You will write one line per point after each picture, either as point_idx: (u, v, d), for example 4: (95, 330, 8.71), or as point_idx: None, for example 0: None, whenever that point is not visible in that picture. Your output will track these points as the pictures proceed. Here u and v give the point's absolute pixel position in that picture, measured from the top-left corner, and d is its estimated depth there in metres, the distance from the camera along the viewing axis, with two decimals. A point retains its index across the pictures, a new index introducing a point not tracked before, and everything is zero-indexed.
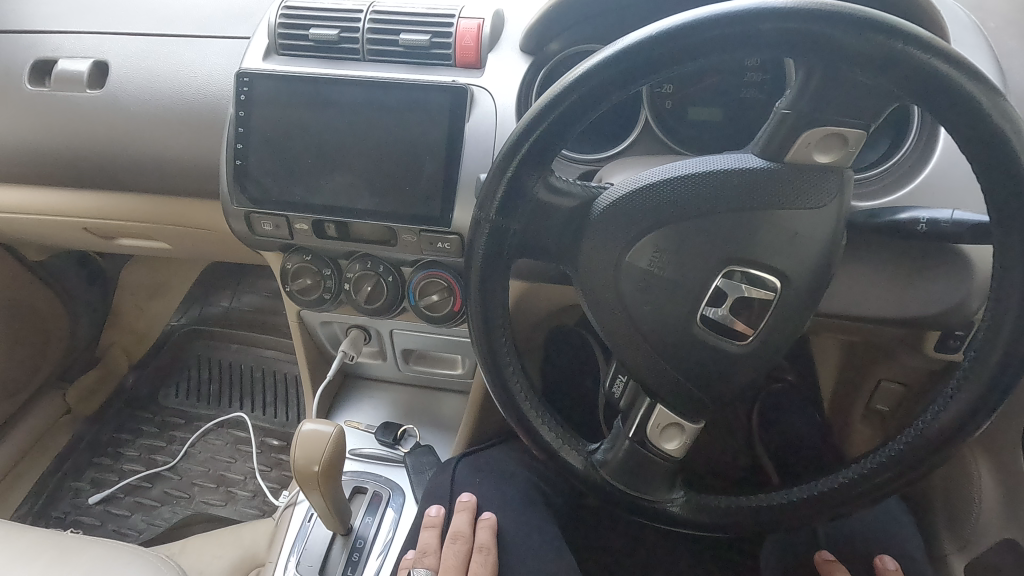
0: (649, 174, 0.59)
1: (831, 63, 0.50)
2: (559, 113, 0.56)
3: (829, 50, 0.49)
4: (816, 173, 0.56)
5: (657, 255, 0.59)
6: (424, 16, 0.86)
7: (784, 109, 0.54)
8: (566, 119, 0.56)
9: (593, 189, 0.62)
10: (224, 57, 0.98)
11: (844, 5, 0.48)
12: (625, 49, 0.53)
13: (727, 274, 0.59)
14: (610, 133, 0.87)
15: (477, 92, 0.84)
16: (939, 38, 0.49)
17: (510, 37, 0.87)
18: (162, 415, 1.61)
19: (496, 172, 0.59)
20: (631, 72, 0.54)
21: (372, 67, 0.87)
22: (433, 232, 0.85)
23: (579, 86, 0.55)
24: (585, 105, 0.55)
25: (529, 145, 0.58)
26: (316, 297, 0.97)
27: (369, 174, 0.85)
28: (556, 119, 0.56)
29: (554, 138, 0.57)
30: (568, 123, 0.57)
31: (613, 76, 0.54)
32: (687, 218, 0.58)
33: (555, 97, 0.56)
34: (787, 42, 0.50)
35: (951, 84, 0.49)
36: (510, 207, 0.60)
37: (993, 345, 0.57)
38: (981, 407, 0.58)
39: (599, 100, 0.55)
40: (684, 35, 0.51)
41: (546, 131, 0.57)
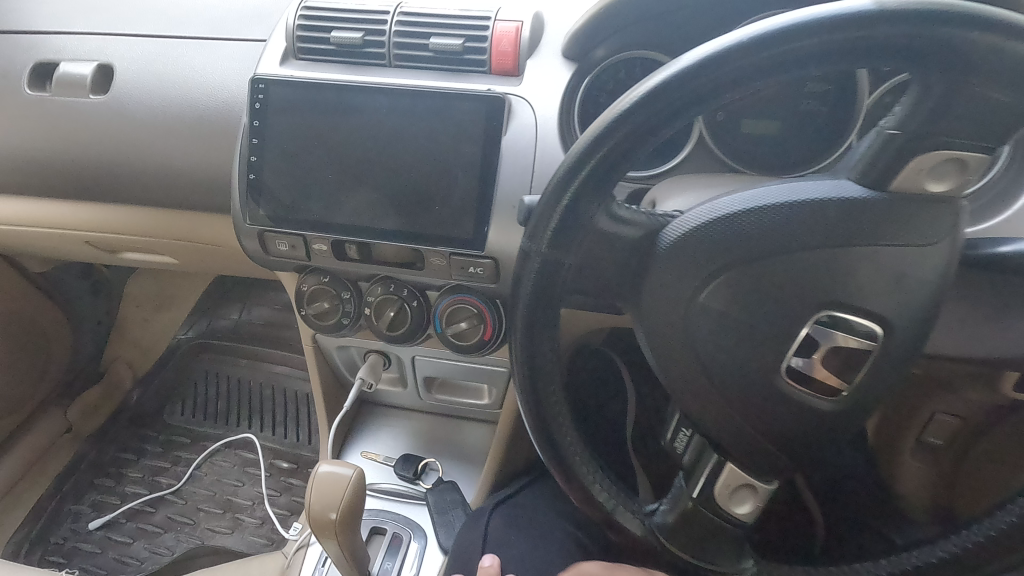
0: (724, 203, 0.50)
1: (955, 73, 0.42)
2: (627, 131, 0.48)
3: (966, 63, 0.41)
4: (927, 204, 0.47)
5: (731, 298, 0.51)
6: (457, 18, 0.78)
7: (891, 128, 0.45)
8: (635, 138, 0.48)
9: (661, 216, 0.53)
10: (238, 60, 0.91)
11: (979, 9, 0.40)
12: (710, 58, 0.45)
13: (818, 322, 0.50)
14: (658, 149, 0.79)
15: (515, 102, 0.76)
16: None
17: (551, 42, 0.79)
18: (168, 434, 1.54)
19: (549, 201, 0.51)
20: (716, 85, 0.45)
21: (398, 74, 0.79)
22: (465, 256, 0.77)
23: (650, 103, 0.47)
24: (659, 122, 0.47)
25: (590, 169, 0.49)
26: (335, 322, 0.89)
27: (396, 191, 0.78)
28: (623, 139, 0.48)
29: (619, 160, 0.49)
30: (637, 144, 0.48)
31: (693, 89, 0.46)
32: (773, 255, 0.49)
33: (622, 113, 0.48)
34: (905, 52, 0.42)
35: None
36: (565, 239, 0.52)
37: None
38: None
39: (675, 116, 0.47)
40: (783, 42, 0.43)
41: (611, 151, 0.49)
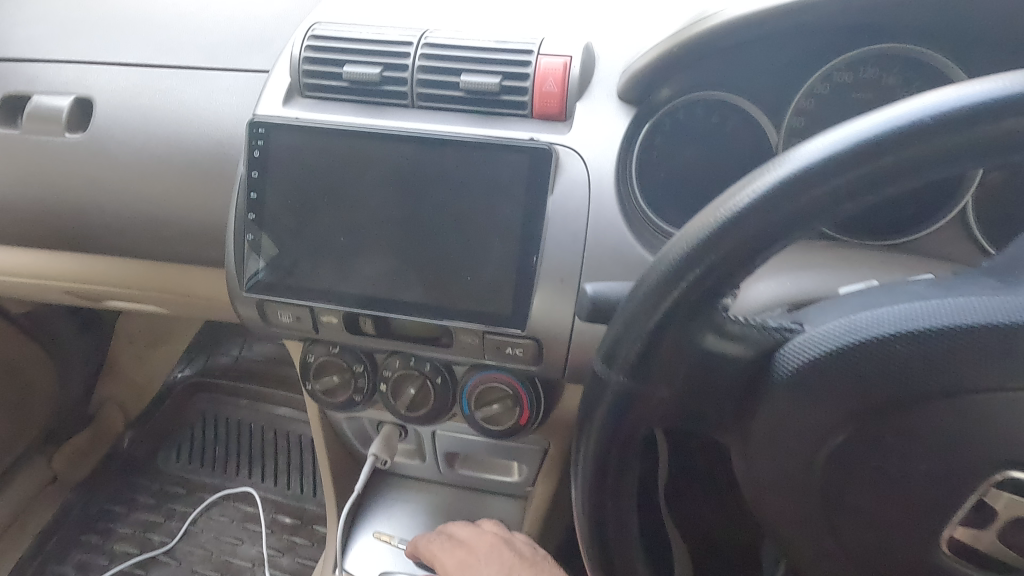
0: (864, 321, 0.38)
1: None
2: (747, 236, 0.35)
3: None
4: None
5: (866, 440, 0.40)
6: (492, 51, 0.66)
7: None
8: (756, 245, 0.35)
9: (776, 333, 0.41)
10: (235, 94, 0.79)
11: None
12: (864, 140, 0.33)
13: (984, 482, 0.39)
14: None
15: (564, 154, 0.63)
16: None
17: (604, 78, 0.66)
18: (162, 483, 1.43)
19: (630, 328, 0.39)
20: (875, 176, 0.33)
21: (423, 116, 0.67)
22: (501, 335, 0.65)
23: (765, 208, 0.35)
24: (791, 224, 0.35)
25: (692, 282, 0.37)
26: (346, 399, 0.77)
27: (420, 258, 0.65)
28: (740, 245, 0.36)
29: (733, 271, 0.36)
30: (759, 251, 0.36)
31: (842, 181, 0.33)
32: (933, 395, 0.38)
33: (739, 211, 0.35)
34: None
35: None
36: (652, 371, 0.40)
37: None
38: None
39: (805, 222, 0.35)
40: (971, 120, 0.31)
41: (722, 261, 0.36)
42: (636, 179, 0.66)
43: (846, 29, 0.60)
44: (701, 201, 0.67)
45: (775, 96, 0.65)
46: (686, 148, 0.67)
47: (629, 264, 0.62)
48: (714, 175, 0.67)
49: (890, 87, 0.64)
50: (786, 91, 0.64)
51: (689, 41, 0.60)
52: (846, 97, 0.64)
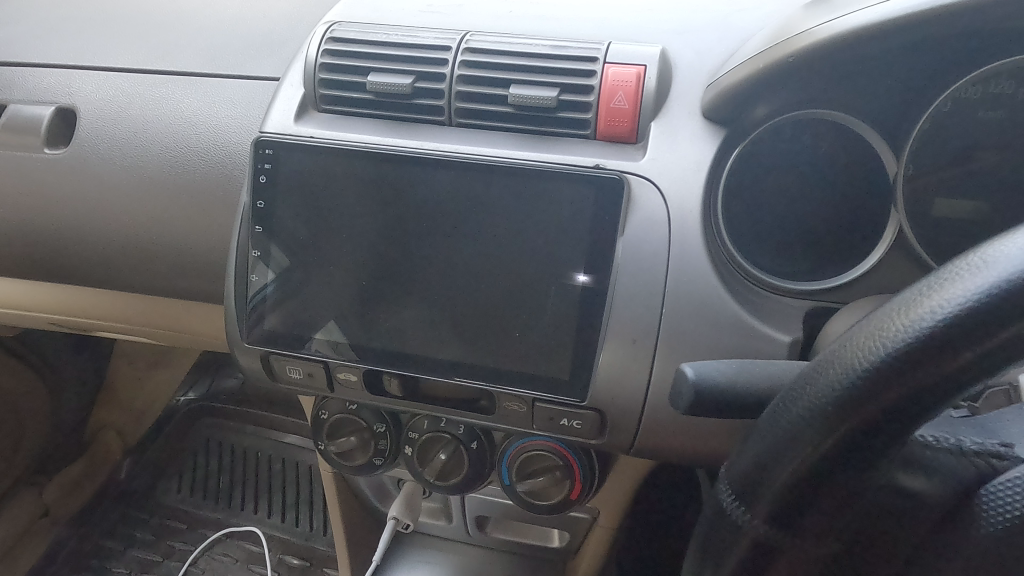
0: None
1: None
2: (948, 363, 0.24)
3: None
4: None
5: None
6: (548, 58, 0.55)
7: None
8: (972, 368, 0.24)
9: (982, 458, 0.29)
10: (239, 105, 0.68)
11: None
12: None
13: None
14: (834, 249, 0.56)
15: (637, 185, 0.52)
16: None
17: (685, 92, 0.55)
18: (161, 517, 1.32)
19: (770, 473, 0.28)
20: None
21: (461, 137, 0.56)
22: (557, 404, 0.54)
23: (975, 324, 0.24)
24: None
25: (892, 401, 0.25)
26: (363, 463, 0.66)
27: (459, 309, 0.54)
28: (976, 353, 0.24)
29: (958, 388, 0.25)
30: (973, 377, 0.25)
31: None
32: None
33: (972, 300, 0.24)
34: None
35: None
36: (802, 522, 0.28)
37: None
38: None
39: None
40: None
41: (945, 373, 0.24)
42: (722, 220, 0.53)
43: (992, 37, 0.48)
44: (793, 242, 0.56)
45: (893, 115, 0.53)
46: (775, 179, 0.55)
47: (718, 323, 0.51)
48: (810, 209, 0.55)
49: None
50: (908, 110, 0.53)
51: (795, 52, 0.49)
52: (981, 119, 0.53)
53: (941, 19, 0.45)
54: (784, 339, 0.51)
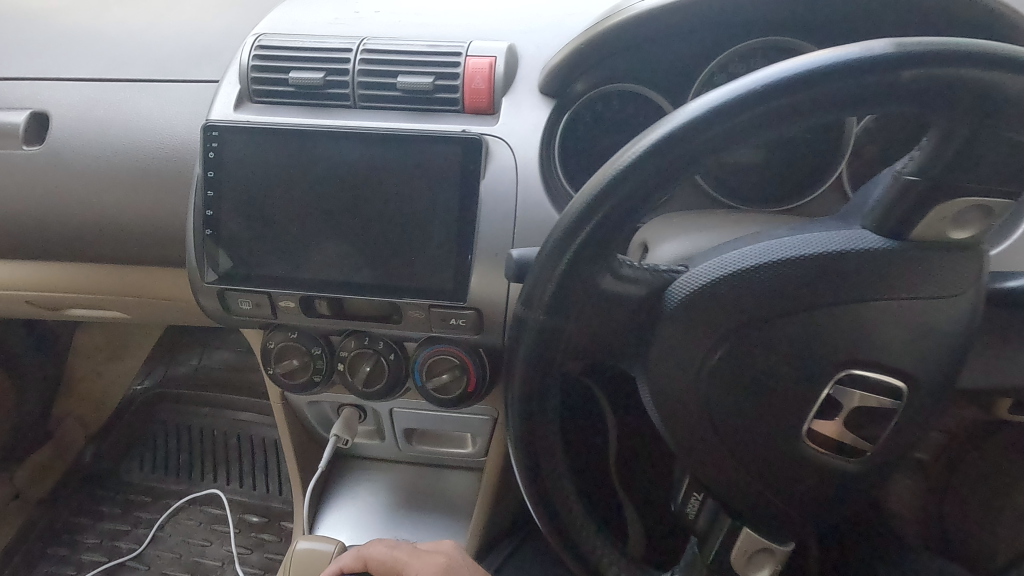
0: (735, 257, 0.48)
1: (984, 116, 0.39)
2: (620, 196, 0.44)
3: (996, 104, 0.39)
4: (947, 253, 0.46)
5: (739, 351, 0.48)
6: (426, 55, 0.74)
7: (909, 175, 0.44)
8: (634, 198, 0.44)
9: (667, 272, 0.49)
10: (187, 103, 0.84)
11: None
12: (741, 98, 0.41)
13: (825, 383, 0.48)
14: None
15: (493, 143, 0.71)
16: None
17: (527, 76, 0.74)
18: (128, 493, 1.45)
19: (540, 279, 0.47)
20: (745, 125, 0.41)
21: (366, 116, 0.74)
22: (446, 307, 0.73)
23: (634, 171, 0.43)
24: (679, 167, 0.43)
25: (601, 217, 0.45)
26: (305, 381, 0.83)
27: (369, 242, 0.72)
28: (636, 188, 0.44)
29: (631, 211, 0.44)
30: (636, 206, 0.44)
31: (717, 131, 0.42)
32: (795, 309, 0.47)
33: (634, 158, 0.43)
34: (945, 97, 0.39)
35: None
36: (560, 308, 0.47)
37: None
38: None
39: (667, 181, 0.44)
40: (819, 78, 0.40)
41: (626, 197, 0.44)
42: (562, 166, 0.74)
43: (730, 30, 0.69)
44: None
45: (677, 86, 0.73)
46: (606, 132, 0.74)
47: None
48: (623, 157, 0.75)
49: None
50: (686, 81, 0.74)
51: (592, 37, 0.68)
52: None
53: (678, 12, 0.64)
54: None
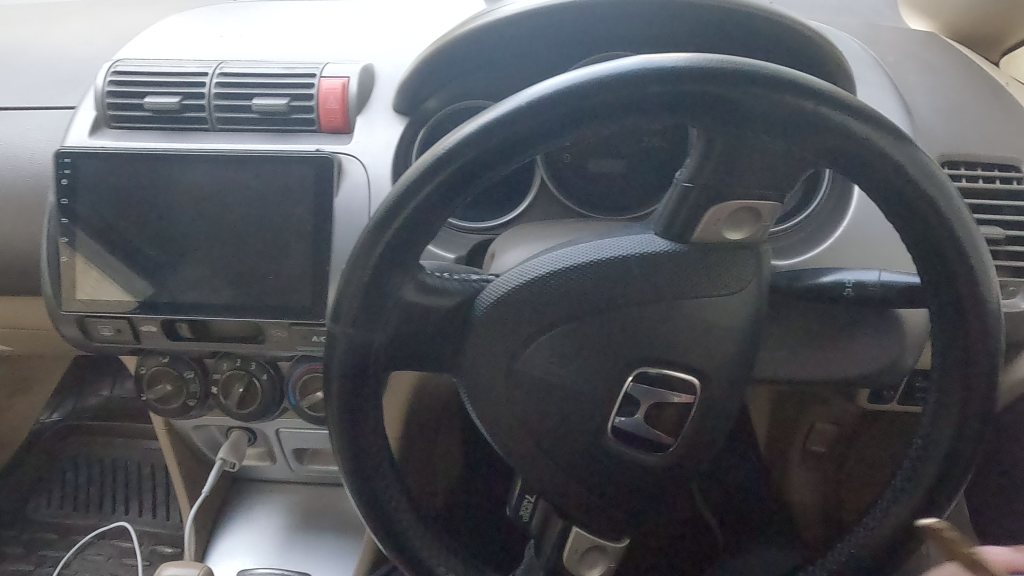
0: (536, 265, 0.50)
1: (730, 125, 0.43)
2: (413, 206, 0.46)
3: (738, 114, 0.43)
4: (726, 253, 0.49)
5: (545, 352, 0.50)
6: (281, 77, 0.75)
7: (685, 181, 0.47)
8: (427, 208, 0.46)
9: (478, 282, 0.52)
10: (49, 130, 0.84)
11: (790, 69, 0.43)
12: (537, 100, 0.43)
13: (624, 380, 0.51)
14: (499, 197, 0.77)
15: (347, 161, 0.73)
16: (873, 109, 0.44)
17: (383, 95, 0.76)
18: (33, 531, 1.41)
19: (345, 289, 0.48)
20: (532, 132, 0.43)
21: (223, 137, 0.75)
22: (308, 325, 0.72)
23: (424, 182, 0.45)
24: (467, 175, 0.45)
25: (409, 213, 0.46)
26: (179, 406, 0.83)
27: (227, 263, 0.73)
28: (428, 198, 0.45)
29: (425, 220, 0.46)
30: (430, 216, 0.46)
31: (495, 143, 0.44)
32: (596, 310, 0.49)
33: (423, 169, 0.45)
34: (694, 109, 0.43)
35: (888, 159, 0.44)
36: (367, 319, 0.48)
37: (944, 413, 0.51)
38: (953, 340, 0.49)
39: (455, 190, 0.45)
40: (582, 93, 0.42)
41: (419, 206, 0.46)
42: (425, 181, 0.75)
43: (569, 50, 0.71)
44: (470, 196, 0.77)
45: None
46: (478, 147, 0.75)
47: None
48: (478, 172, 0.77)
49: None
50: None
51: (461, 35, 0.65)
52: None
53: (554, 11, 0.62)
54: (451, 257, 0.71)
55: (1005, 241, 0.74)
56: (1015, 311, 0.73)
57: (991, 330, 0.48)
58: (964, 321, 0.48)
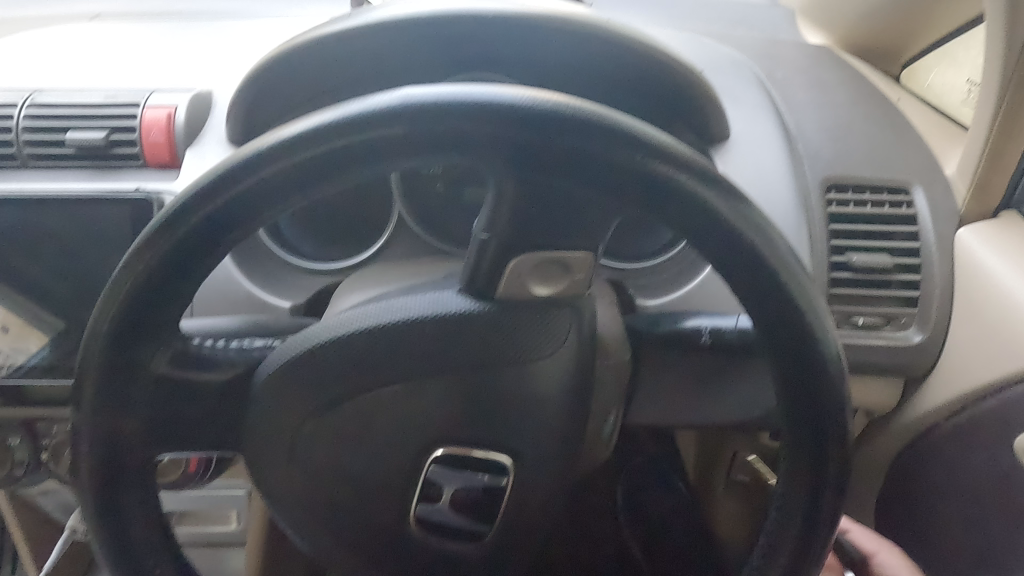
0: (320, 330, 0.44)
1: (520, 169, 0.36)
2: (150, 264, 0.37)
3: (526, 157, 0.36)
4: (535, 313, 0.42)
5: (335, 426, 0.44)
6: (100, 108, 0.68)
7: (483, 233, 0.40)
8: (167, 266, 0.38)
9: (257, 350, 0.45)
10: None
11: (604, 108, 0.36)
12: (295, 134, 0.35)
13: (427, 457, 0.44)
14: (347, 232, 0.70)
15: (169, 200, 0.65)
16: (704, 160, 0.37)
17: (217, 125, 0.69)
18: None
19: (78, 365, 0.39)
20: (285, 177, 0.36)
21: (36, 177, 0.67)
22: None
23: (163, 234, 0.37)
24: (214, 226, 0.37)
25: (147, 270, 0.38)
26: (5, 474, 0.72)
27: (44, 316, 0.69)
28: (167, 255, 0.37)
29: (168, 282, 0.38)
30: (171, 276, 0.38)
31: (243, 188, 0.36)
32: (392, 380, 0.43)
33: (161, 220, 0.37)
34: (473, 149, 0.36)
35: (715, 217, 0.37)
36: (109, 404, 0.39)
37: (801, 478, 0.44)
38: (803, 425, 0.42)
39: (201, 244, 0.37)
40: (340, 131, 0.35)
41: (159, 262, 0.38)
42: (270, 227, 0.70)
43: None
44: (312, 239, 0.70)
45: None
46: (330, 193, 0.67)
47: (236, 301, 0.66)
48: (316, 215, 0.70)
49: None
50: None
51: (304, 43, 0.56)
52: None
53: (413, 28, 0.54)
54: (285, 304, 0.66)
55: (898, 270, 0.68)
56: (907, 345, 0.68)
57: (837, 391, 0.41)
58: (812, 403, 0.42)
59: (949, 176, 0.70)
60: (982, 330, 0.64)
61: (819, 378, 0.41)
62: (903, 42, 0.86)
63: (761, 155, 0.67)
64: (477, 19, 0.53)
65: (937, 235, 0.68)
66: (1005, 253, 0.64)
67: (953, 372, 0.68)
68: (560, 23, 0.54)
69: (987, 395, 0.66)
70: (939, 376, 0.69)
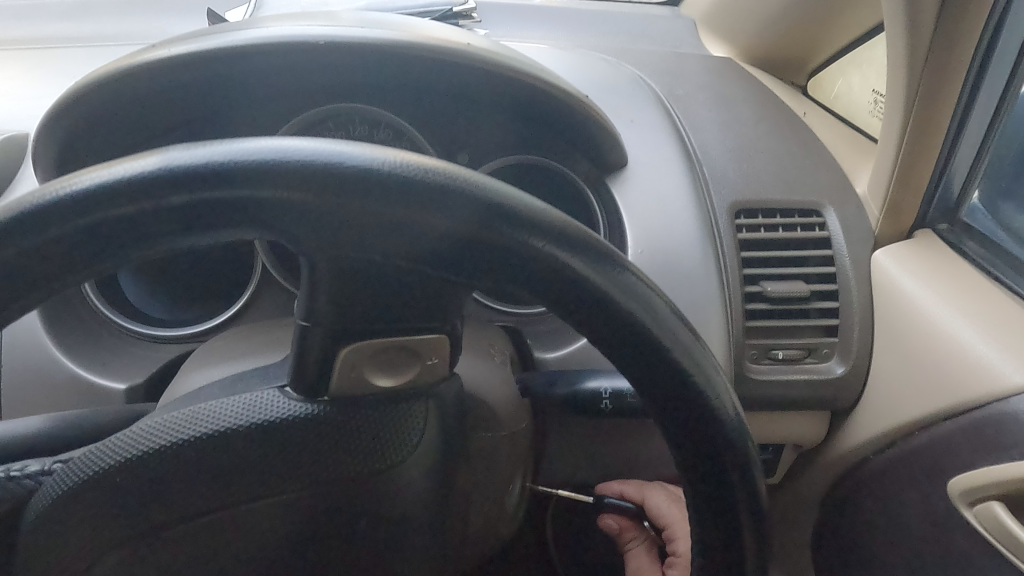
0: (105, 449, 0.34)
1: (330, 245, 0.29)
2: None
3: (335, 230, 0.28)
4: (379, 411, 0.34)
5: (139, 564, 0.35)
6: None
7: (302, 320, 0.32)
8: None
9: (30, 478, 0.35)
10: None
11: (471, 172, 0.29)
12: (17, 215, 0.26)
13: None
14: (199, 291, 0.61)
15: None
16: (586, 230, 0.30)
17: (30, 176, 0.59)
18: None
19: None
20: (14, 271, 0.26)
21: None
22: None
23: None
24: None
25: None
26: None
27: None
28: None
29: None
30: None
31: None
32: (211, 507, 0.34)
33: None
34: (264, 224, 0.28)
35: (604, 300, 0.30)
36: None
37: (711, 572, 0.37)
38: (715, 528, 0.36)
39: None
40: (78, 209, 0.26)
41: None
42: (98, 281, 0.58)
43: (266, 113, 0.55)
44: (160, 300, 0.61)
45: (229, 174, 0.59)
46: None
47: (55, 388, 0.55)
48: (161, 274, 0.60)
49: (360, 138, 0.58)
50: None
51: (151, 62, 0.44)
52: None
53: (288, 52, 0.44)
54: (120, 386, 0.56)
55: (815, 297, 0.63)
56: (829, 378, 0.63)
57: (749, 474, 0.35)
58: (721, 498, 0.35)
59: (862, 195, 0.66)
60: (906, 362, 0.60)
61: (732, 481, 0.34)
62: (805, 53, 0.83)
63: (658, 181, 0.62)
64: (351, 43, 0.44)
65: (852, 259, 0.64)
66: (924, 278, 0.60)
67: (877, 402, 0.63)
68: (441, 51, 0.46)
69: (915, 430, 0.61)
70: (864, 407, 0.64)
